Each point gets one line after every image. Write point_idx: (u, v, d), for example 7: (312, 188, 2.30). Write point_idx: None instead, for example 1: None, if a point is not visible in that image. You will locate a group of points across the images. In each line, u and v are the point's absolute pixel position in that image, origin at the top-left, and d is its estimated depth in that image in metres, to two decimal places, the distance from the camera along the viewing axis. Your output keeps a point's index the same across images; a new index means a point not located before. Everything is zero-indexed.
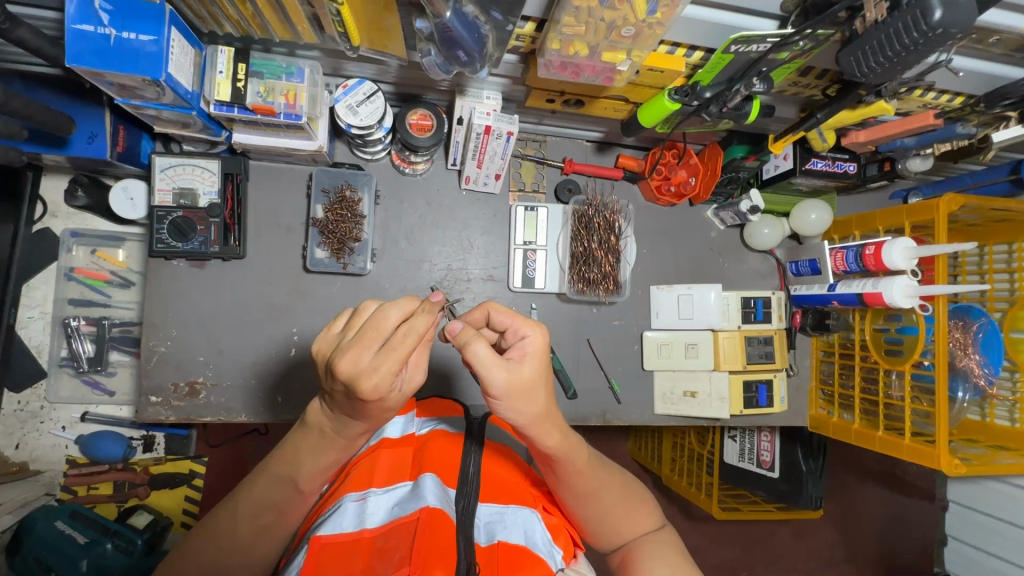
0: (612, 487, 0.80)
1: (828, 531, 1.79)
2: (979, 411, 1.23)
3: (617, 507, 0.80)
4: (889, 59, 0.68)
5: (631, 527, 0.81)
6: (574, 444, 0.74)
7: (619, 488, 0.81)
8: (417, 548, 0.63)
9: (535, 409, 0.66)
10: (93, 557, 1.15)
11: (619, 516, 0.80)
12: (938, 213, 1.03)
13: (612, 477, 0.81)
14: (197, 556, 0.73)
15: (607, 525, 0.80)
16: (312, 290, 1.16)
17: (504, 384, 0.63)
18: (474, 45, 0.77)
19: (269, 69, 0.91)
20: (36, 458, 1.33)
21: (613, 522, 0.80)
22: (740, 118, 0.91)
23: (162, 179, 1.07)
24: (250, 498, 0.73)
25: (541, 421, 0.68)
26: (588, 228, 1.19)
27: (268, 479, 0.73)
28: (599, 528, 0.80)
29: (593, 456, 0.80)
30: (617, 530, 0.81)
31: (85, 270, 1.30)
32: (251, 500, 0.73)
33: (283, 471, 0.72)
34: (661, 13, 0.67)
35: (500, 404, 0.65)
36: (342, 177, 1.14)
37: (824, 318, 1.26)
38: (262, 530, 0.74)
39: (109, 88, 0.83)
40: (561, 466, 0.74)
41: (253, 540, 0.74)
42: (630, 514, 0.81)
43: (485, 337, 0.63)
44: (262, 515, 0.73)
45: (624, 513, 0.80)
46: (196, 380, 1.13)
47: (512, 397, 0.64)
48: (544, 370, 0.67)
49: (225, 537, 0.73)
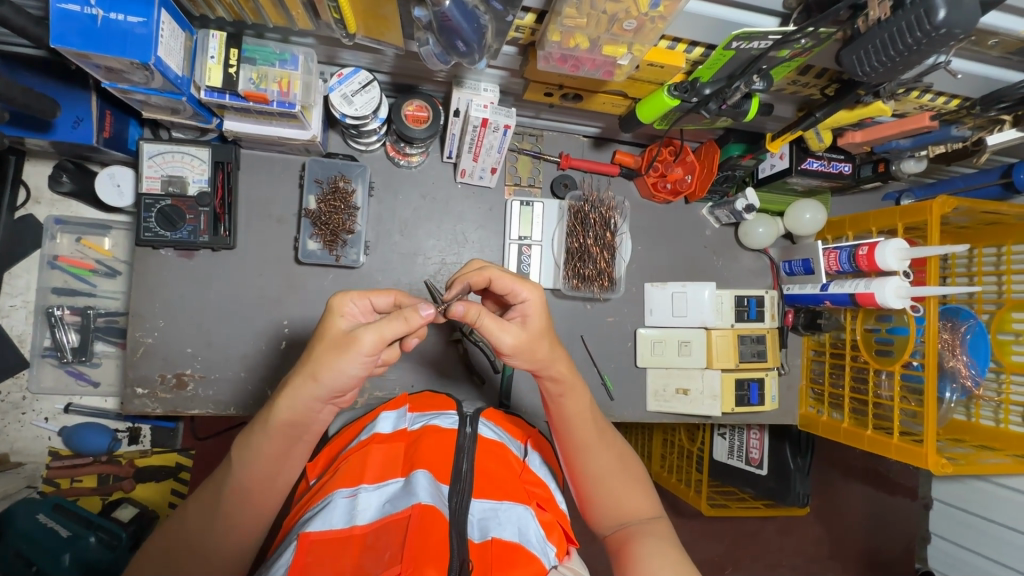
0: (612, 451, 0.85)
1: (813, 527, 1.81)
2: (965, 411, 1.25)
3: (616, 477, 0.83)
4: (891, 59, 0.67)
5: (627, 504, 0.83)
6: (579, 398, 0.82)
7: (616, 459, 0.85)
8: (409, 546, 0.62)
9: (539, 362, 0.75)
10: (76, 551, 1.16)
11: (615, 483, 0.84)
12: (931, 215, 1.03)
13: (615, 451, 0.85)
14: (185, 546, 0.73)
15: (603, 489, 0.83)
16: (304, 282, 1.14)
17: (510, 344, 0.72)
18: (473, 36, 0.75)
19: (262, 55, 0.88)
20: (17, 451, 1.30)
21: (608, 491, 0.83)
22: (739, 117, 0.90)
23: (150, 167, 1.04)
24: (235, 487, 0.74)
25: (551, 366, 0.77)
26: (583, 224, 1.19)
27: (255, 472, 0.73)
28: (596, 492, 0.84)
29: (601, 421, 0.87)
30: (611, 503, 0.83)
31: (70, 258, 1.27)
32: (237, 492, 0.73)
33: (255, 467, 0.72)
34: (664, 6, 0.66)
35: (510, 358, 0.75)
36: (335, 168, 1.12)
37: (816, 318, 1.28)
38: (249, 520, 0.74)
39: (95, 70, 0.81)
40: (564, 408, 0.83)
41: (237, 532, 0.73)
42: (628, 490, 0.84)
43: (489, 309, 0.72)
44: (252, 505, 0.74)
45: (621, 482, 0.84)
46: (184, 373, 1.11)
47: (520, 352, 0.74)
48: (546, 328, 0.75)
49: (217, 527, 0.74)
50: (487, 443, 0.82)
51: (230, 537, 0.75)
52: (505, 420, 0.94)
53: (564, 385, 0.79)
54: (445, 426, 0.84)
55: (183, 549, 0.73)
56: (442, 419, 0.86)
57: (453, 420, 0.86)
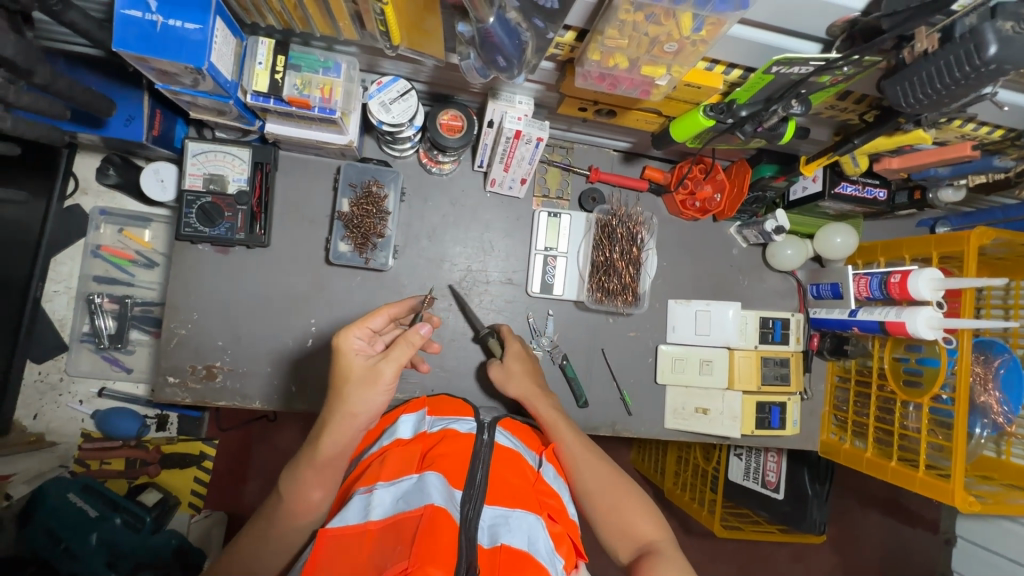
0: (605, 473, 0.91)
1: (827, 556, 1.77)
2: (996, 448, 1.20)
3: (614, 497, 0.88)
4: (937, 92, 0.66)
5: (632, 528, 0.85)
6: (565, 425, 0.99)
7: (612, 482, 0.90)
8: (417, 543, 0.62)
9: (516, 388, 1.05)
10: (103, 531, 1.21)
11: (614, 506, 0.87)
12: (968, 245, 1.02)
13: (611, 475, 0.91)
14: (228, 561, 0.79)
15: (604, 511, 0.87)
16: (333, 282, 1.17)
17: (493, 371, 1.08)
18: (513, 52, 0.77)
19: (307, 62, 0.91)
20: (53, 430, 1.35)
21: (608, 514, 0.87)
22: (773, 139, 0.90)
23: (193, 164, 1.08)
24: (259, 527, 0.79)
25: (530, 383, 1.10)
26: (610, 238, 1.19)
27: (282, 513, 0.77)
28: (599, 516, 0.88)
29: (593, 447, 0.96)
30: (613, 523, 0.86)
31: (112, 248, 1.33)
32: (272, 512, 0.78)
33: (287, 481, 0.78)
34: (706, 31, 0.66)
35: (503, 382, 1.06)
36: (369, 173, 1.15)
37: (842, 343, 1.25)
38: (277, 536, 0.78)
39: (149, 73, 0.85)
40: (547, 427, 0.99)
41: (265, 549, 0.78)
42: (630, 513, 0.86)
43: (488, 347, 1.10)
44: (280, 539, 0.79)
45: (620, 505, 0.87)
46: (213, 364, 1.14)
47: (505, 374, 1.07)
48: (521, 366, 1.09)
49: (251, 548, 0.78)
50: (502, 451, 0.83)
51: (262, 554, 0.79)
52: (520, 431, 0.95)
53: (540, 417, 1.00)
54: (463, 431, 0.85)
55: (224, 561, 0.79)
56: (460, 424, 0.88)
57: (471, 426, 0.87)
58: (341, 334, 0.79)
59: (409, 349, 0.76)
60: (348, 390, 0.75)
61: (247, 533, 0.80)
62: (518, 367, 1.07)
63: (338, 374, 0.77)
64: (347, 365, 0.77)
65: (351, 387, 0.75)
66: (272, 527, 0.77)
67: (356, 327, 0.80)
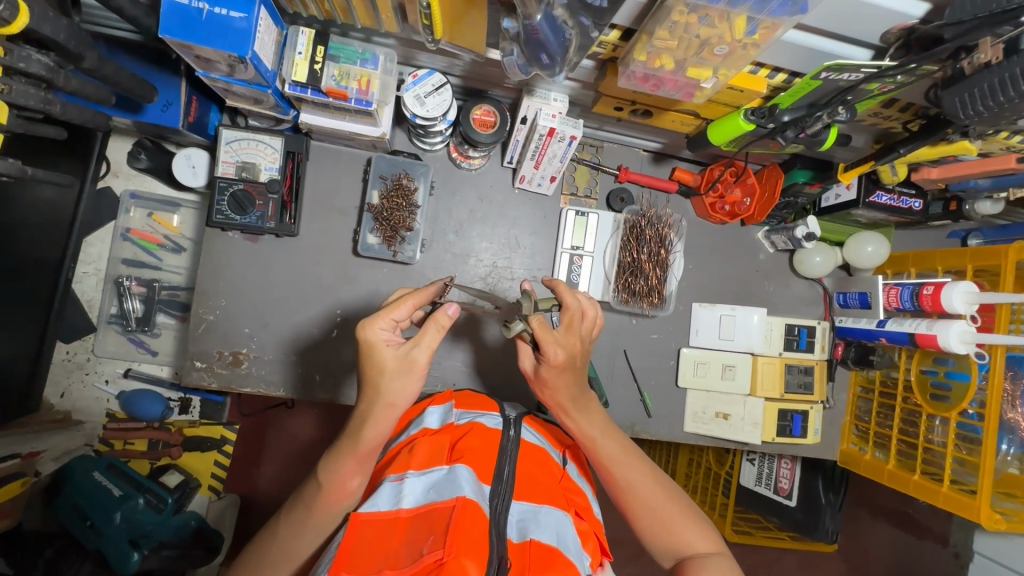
0: (647, 477, 0.88)
1: (836, 565, 1.76)
2: (1019, 465, 1.13)
3: (662, 509, 0.85)
4: (997, 105, 0.66)
5: (678, 535, 0.83)
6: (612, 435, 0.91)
7: (655, 487, 0.87)
8: (449, 535, 0.62)
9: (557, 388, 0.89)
10: (126, 510, 1.21)
11: (659, 513, 0.85)
12: (1006, 259, 1.01)
13: (655, 479, 0.88)
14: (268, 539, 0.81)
15: (648, 516, 0.85)
16: (360, 273, 1.17)
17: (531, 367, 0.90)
18: (558, 49, 0.77)
19: (346, 53, 0.91)
20: (79, 408, 1.38)
21: (653, 519, 0.85)
22: (814, 145, 0.88)
23: (226, 152, 1.08)
24: (295, 517, 0.80)
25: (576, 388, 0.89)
26: (638, 239, 1.19)
27: (320, 504, 0.78)
28: (643, 520, 0.86)
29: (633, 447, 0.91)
30: (663, 536, 0.84)
31: (141, 232, 1.36)
32: (306, 497, 0.80)
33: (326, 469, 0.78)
34: (759, 34, 0.66)
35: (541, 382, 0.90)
36: (400, 166, 1.15)
37: (868, 353, 1.23)
38: (313, 521, 0.79)
39: (189, 59, 0.85)
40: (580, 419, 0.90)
41: (302, 531, 0.79)
42: (677, 521, 0.84)
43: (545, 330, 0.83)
44: (315, 530, 0.80)
45: (665, 512, 0.85)
46: (239, 351, 1.15)
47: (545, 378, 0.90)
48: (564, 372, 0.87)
49: (289, 529, 0.80)
50: (529, 448, 0.83)
51: (299, 537, 0.80)
52: (544, 428, 0.95)
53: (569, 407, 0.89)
54: (490, 426, 0.85)
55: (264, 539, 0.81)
56: (487, 418, 0.88)
57: (498, 421, 0.87)
58: (365, 328, 0.75)
59: (439, 332, 0.77)
60: (386, 382, 0.75)
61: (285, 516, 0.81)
62: (553, 375, 0.86)
63: (369, 367, 0.75)
64: (380, 358, 0.75)
65: (387, 379, 0.75)
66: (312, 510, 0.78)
67: (380, 319, 0.76)
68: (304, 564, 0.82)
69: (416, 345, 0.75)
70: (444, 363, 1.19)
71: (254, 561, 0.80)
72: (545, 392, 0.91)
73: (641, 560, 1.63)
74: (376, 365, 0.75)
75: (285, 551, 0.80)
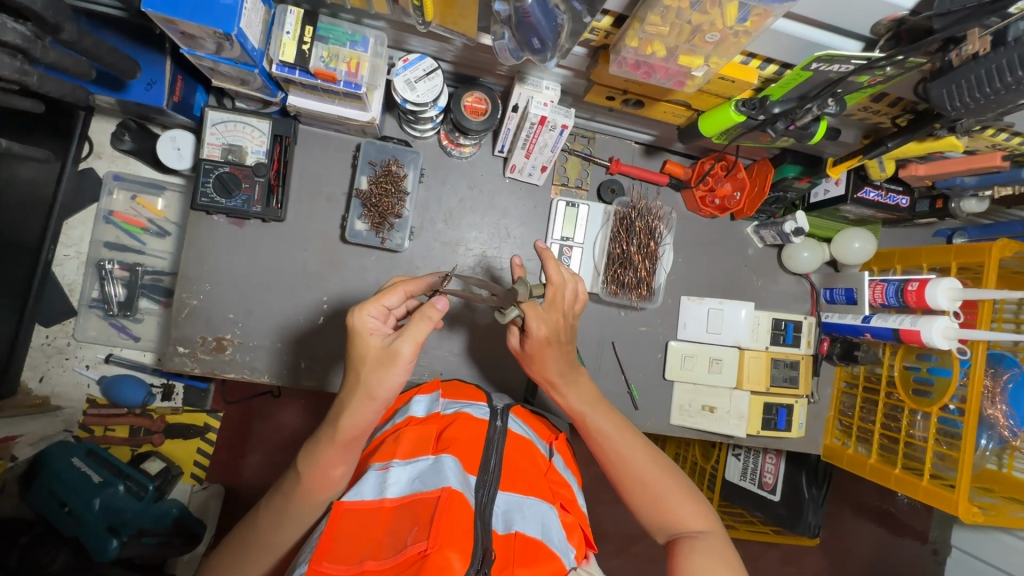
0: (642, 454, 0.88)
1: (817, 560, 1.78)
2: (997, 461, 1.16)
3: (656, 485, 0.85)
4: (983, 97, 0.67)
5: (674, 513, 0.83)
6: (603, 410, 0.92)
7: (650, 464, 0.87)
8: (433, 525, 0.62)
9: (547, 366, 0.91)
10: (106, 497, 1.21)
11: (654, 490, 0.85)
12: (989, 257, 1.02)
13: (649, 455, 0.88)
14: (249, 528, 0.81)
15: (643, 495, 0.85)
16: (347, 261, 1.16)
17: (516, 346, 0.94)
18: (549, 34, 0.76)
19: (335, 34, 0.89)
20: (58, 394, 1.35)
21: (647, 498, 0.85)
22: (804, 138, 0.88)
23: (212, 134, 1.07)
24: (274, 507, 0.79)
25: (570, 377, 0.92)
26: (628, 231, 1.19)
27: (300, 493, 0.77)
28: (637, 498, 0.86)
29: (625, 424, 0.91)
30: (658, 514, 0.84)
31: (124, 215, 1.33)
32: (282, 490, 0.79)
33: (309, 459, 0.77)
34: (750, 22, 0.65)
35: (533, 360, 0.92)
36: (389, 152, 1.14)
37: (853, 349, 1.24)
38: (288, 511, 0.78)
39: (174, 34, 0.83)
40: (570, 393, 0.92)
41: (281, 523, 0.78)
42: (671, 500, 0.84)
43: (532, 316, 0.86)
44: (297, 520, 0.79)
45: (659, 490, 0.85)
46: (223, 337, 1.13)
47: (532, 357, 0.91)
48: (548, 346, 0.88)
49: (269, 519, 0.79)
50: (515, 438, 0.83)
51: (279, 527, 0.79)
52: (531, 420, 0.94)
53: (556, 382, 0.92)
54: (477, 416, 0.85)
55: (246, 528, 0.81)
56: (474, 409, 0.87)
57: (485, 412, 0.87)
58: (355, 313, 0.77)
59: (425, 325, 0.75)
60: (365, 373, 0.75)
61: (266, 507, 0.80)
62: (539, 351, 0.89)
63: (353, 354, 0.77)
64: (364, 345, 0.76)
65: (368, 367, 0.75)
66: (292, 501, 0.77)
67: (368, 306, 0.78)
68: (288, 553, 0.82)
69: (400, 337, 0.74)
70: (431, 353, 1.18)
71: (238, 548, 0.80)
72: (533, 367, 0.93)
73: (626, 554, 1.63)
74: (359, 353, 0.76)
75: (267, 542, 0.79)
